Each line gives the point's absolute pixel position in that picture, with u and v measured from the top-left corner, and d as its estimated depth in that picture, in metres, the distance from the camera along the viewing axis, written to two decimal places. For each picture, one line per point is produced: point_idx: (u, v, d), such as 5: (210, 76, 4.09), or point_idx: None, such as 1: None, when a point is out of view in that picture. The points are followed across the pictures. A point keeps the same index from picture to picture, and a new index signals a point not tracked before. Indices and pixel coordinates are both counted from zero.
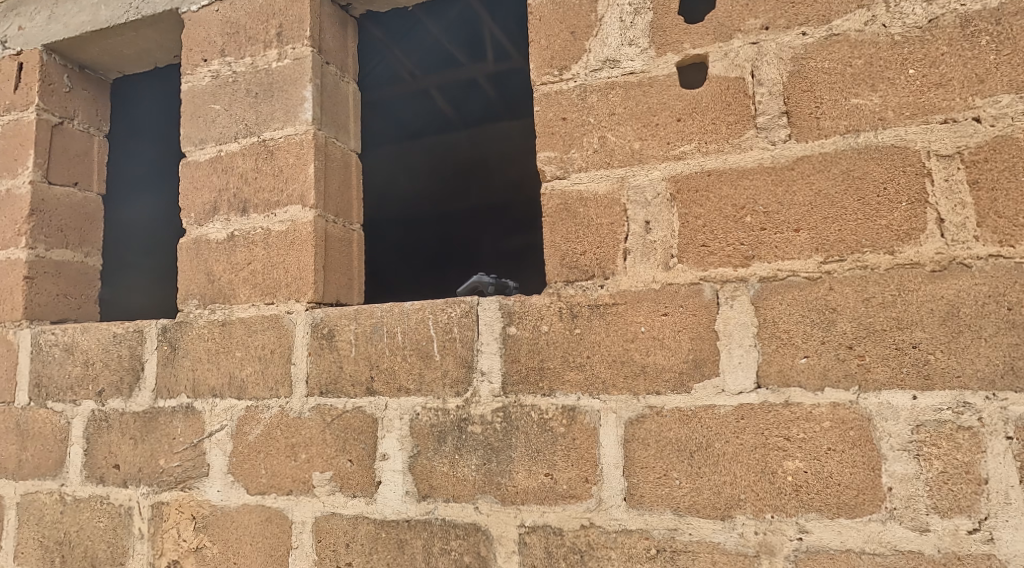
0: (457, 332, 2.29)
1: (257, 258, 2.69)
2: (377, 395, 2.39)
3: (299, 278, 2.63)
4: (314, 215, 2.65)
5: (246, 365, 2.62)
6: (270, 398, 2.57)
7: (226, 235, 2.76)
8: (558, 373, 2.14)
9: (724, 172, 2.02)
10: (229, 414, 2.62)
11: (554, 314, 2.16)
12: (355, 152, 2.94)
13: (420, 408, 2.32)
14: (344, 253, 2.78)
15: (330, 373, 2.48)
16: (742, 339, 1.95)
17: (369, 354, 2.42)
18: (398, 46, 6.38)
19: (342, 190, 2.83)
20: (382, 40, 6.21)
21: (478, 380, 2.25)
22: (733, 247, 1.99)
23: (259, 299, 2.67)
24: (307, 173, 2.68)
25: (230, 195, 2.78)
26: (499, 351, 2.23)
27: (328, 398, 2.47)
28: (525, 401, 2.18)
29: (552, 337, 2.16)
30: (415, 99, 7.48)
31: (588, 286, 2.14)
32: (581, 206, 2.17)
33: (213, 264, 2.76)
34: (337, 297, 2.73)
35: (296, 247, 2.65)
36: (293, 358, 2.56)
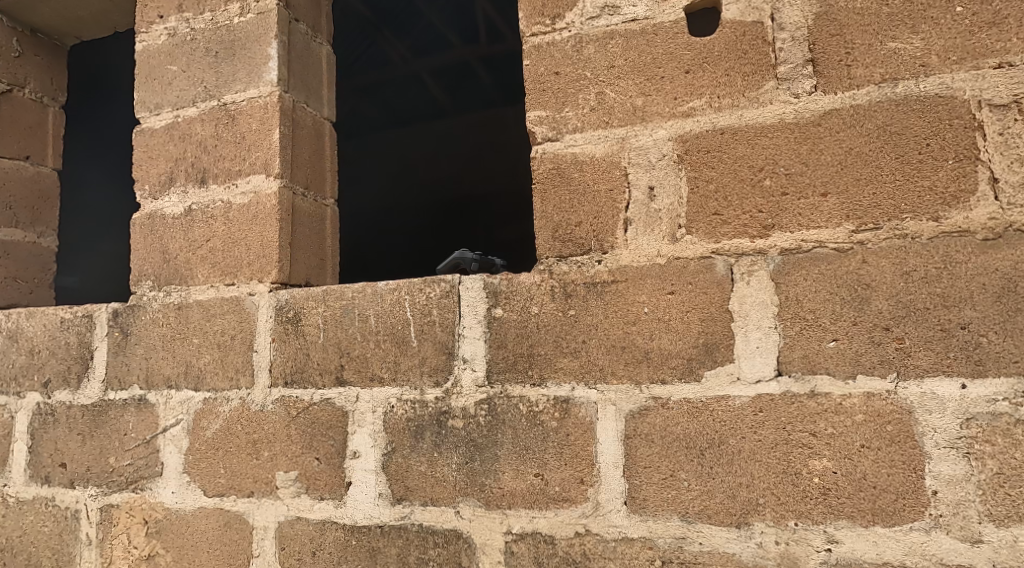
0: (436, 314, 2.03)
1: (217, 235, 2.44)
2: (348, 385, 2.15)
3: (262, 256, 2.37)
4: (280, 186, 2.39)
5: (204, 354, 2.38)
6: (230, 389, 2.32)
7: (183, 210, 2.51)
8: (548, 360, 1.89)
9: (740, 130, 1.77)
10: (185, 407, 2.37)
11: (545, 292, 1.91)
12: (328, 120, 2.69)
13: (395, 401, 2.07)
14: (314, 230, 2.54)
15: (297, 361, 2.24)
16: (760, 321, 1.70)
17: (340, 340, 2.18)
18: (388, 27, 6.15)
19: (313, 162, 2.58)
20: (371, 21, 5.99)
21: (460, 368, 2.00)
22: (751, 215, 1.74)
23: (218, 280, 2.41)
24: (272, 140, 2.42)
25: (188, 165, 2.53)
26: (482, 335, 1.98)
27: (294, 389, 2.22)
28: (512, 392, 1.93)
29: (542, 319, 1.91)
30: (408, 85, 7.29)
31: (583, 262, 1.89)
32: (576, 170, 1.91)
33: (169, 241, 2.51)
34: (306, 279, 2.48)
35: (259, 222, 2.39)
36: (255, 344, 2.31)
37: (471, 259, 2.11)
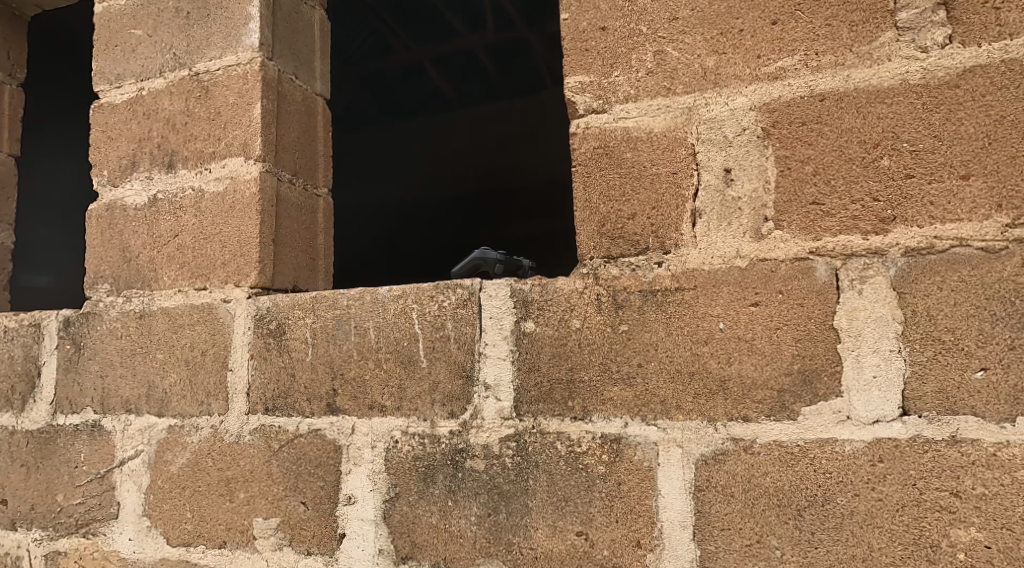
0: (452, 328, 1.65)
1: (186, 229, 2.05)
2: (341, 414, 1.76)
3: (239, 254, 1.97)
4: (262, 170, 1.99)
5: (170, 372, 1.99)
6: (200, 415, 1.93)
7: (147, 199, 2.12)
8: (594, 388, 1.50)
9: (847, 95, 1.37)
10: (146, 437, 1.98)
11: (589, 302, 1.52)
12: (321, 96, 2.30)
13: (400, 435, 1.69)
14: (305, 226, 2.16)
15: (280, 384, 1.85)
16: (877, 343, 1.31)
17: (332, 359, 1.79)
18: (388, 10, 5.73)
19: (303, 144, 2.19)
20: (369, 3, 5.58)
21: (481, 396, 1.61)
22: (862, 203, 1.34)
23: (187, 283, 2.02)
24: (253, 115, 2.02)
25: (153, 147, 2.14)
26: (510, 355, 1.59)
27: (276, 417, 1.84)
28: (547, 428, 1.54)
29: (586, 337, 1.51)
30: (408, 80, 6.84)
31: (638, 265, 1.49)
32: (628, 149, 1.52)
33: (130, 238, 2.12)
34: (294, 282, 2.08)
35: (236, 214, 1.99)
36: (229, 362, 1.92)
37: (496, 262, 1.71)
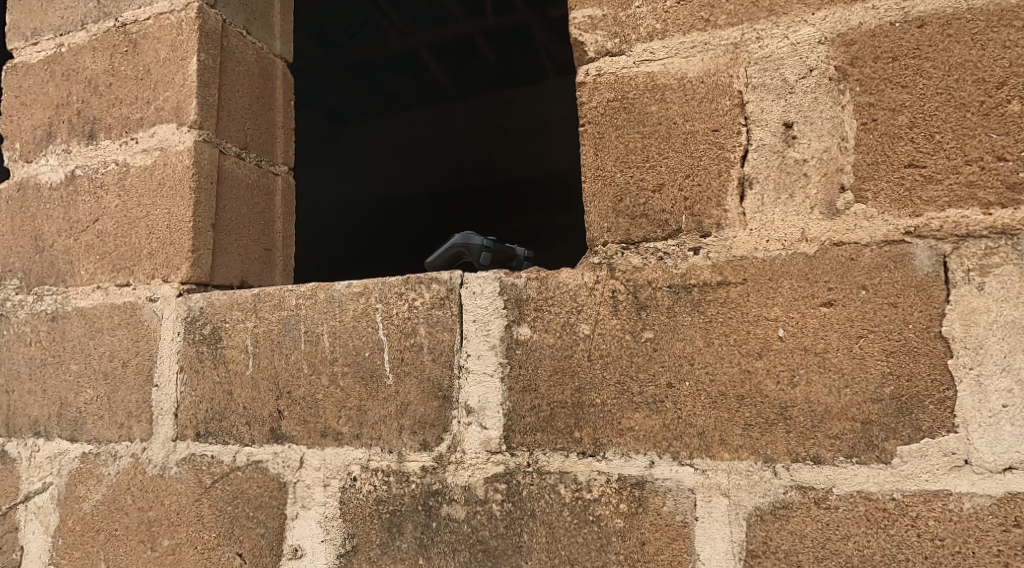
0: (425, 335, 1.29)
1: (108, 213, 1.69)
2: (286, 443, 1.40)
3: (167, 243, 1.61)
4: (197, 139, 1.64)
5: (85, 388, 1.63)
6: (119, 442, 1.58)
7: (63, 177, 1.76)
8: (607, 415, 1.14)
9: (958, 19, 1.01)
10: (57, 466, 1.63)
11: (602, 301, 1.16)
12: (282, 59, 1.91)
13: (358, 471, 1.33)
14: (257, 210, 1.78)
15: (213, 403, 1.49)
16: (1007, 360, 0.96)
17: (277, 373, 1.42)
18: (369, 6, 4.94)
19: (256, 112, 1.81)
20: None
21: (461, 423, 1.25)
22: (981, 165, 0.99)
23: (107, 278, 1.66)
24: (188, 73, 1.67)
25: (73, 113, 1.78)
26: (498, 371, 1.23)
27: (208, 446, 1.48)
28: (546, 467, 1.17)
29: (599, 347, 1.16)
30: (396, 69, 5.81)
31: (667, 252, 1.13)
32: (651, 100, 1.16)
33: (43, 224, 1.76)
34: (240, 278, 1.72)
35: (165, 193, 1.64)
36: (155, 376, 1.56)
37: (480, 252, 1.32)
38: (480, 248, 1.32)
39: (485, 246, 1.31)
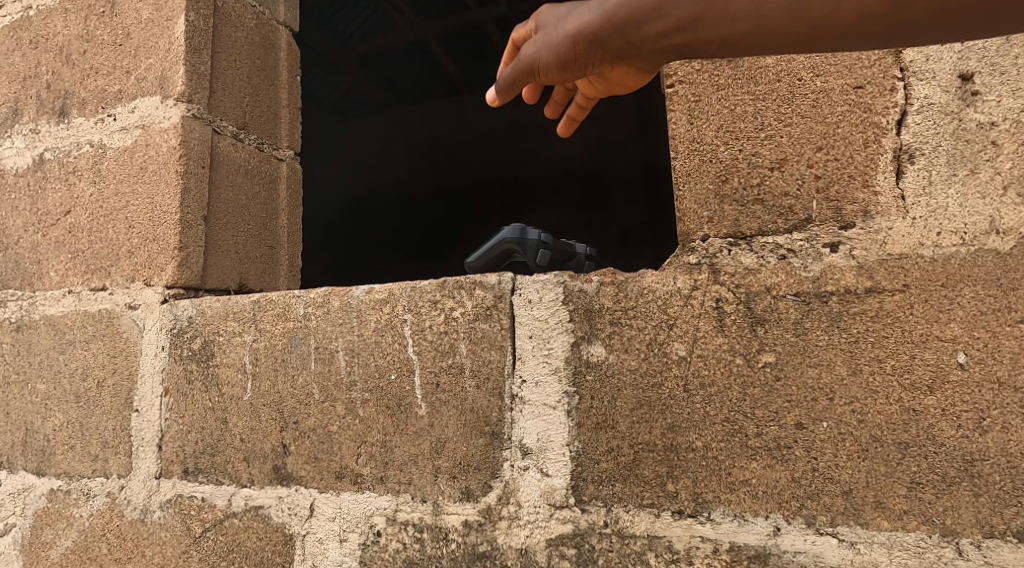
0: (466, 355, 1.01)
1: (80, 204, 1.43)
2: (292, 486, 1.13)
3: (150, 239, 1.35)
4: (184, 115, 1.37)
5: (53, 413, 1.36)
6: (92, 478, 1.32)
7: (29, 161, 1.49)
8: (712, 464, 0.87)
9: None
10: (22, 505, 1.38)
11: (703, 313, 0.89)
12: (286, 26, 1.63)
13: (382, 524, 1.06)
14: (258, 200, 1.51)
15: (203, 435, 1.22)
16: None
17: (280, 399, 1.15)
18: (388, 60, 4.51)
19: (257, 86, 1.53)
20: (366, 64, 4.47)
21: (516, 469, 0.98)
22: None
23: (79, 281, 1.40)
24: (175, 35, 1.40)
25: (40, 86, 1.51)
26: (564, 404, 0.96)
27: (197, 485, 1.22)
28: (631, 530, 0.91)
29: (699, 373, 0.89)
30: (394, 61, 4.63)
31: (793, 249, 0.86)
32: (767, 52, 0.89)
33: (8, 218, 1.49)
34: (237, 281, 1.45)
35: (147, 180, 1.37)
36: (135, 400, 1.30)
37: (535, 249, 1.04)
38: (534, 245, 1.04)
39: (541, 242, 1.04)
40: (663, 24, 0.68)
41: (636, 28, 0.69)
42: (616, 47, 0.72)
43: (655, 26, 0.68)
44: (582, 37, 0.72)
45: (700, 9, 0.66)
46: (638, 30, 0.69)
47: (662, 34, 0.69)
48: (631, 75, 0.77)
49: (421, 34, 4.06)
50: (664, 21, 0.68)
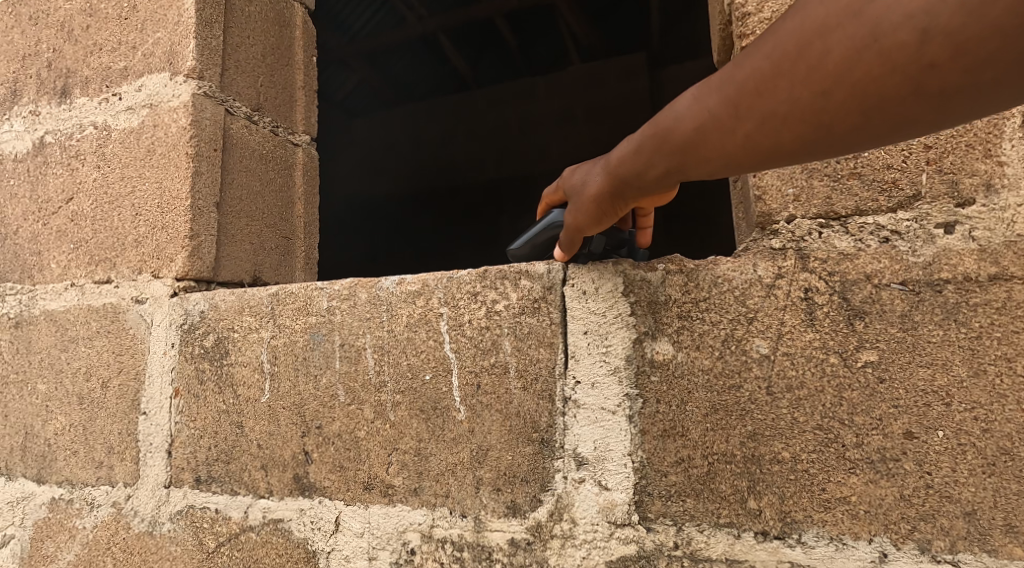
0: (511, 353, 0.90)
1: (83, 190, 1.32)
2: (316, 498, 1.02)
3: (158, 227, 1.24)
4: (195, 93, 1.26)
5: (54, 415, 1.26)
6: (97, 486, 1.21)
7: (29, 146, 1.38)
8: (802, 478, 0.77)
9: None
10: (21, 514, 1.27)
11: (789, 305, 0.78)
12: (301, 2, 1.50)
13: (417, 541, 0.95)
14: (277, 186, 1.40)
15: (216, 440, 1.11)
16: None
17: (301, 402, 1.04)
18: (391, 57, 4.28)
19: (272, 65, 1.42)
20: (369, 62, 4.24)
21: (569, 482, 0.87)
22: None
23: (82, 273, 1.29)
24: (184, 7, 1.29)
25: (40, 64, 1.41)
26: (624, 408, 0.85)
27: (210, 495, 1.11)
28: (707, 554, 0.80)
29: (786, 374, 0.78)
30: (397, 61, 4.38)
31: (898, 230, 0.76)
32: None
33: (6, 206, 1.39)
34: (251, 273, 1.34)
35: (155, 164, 1.26)
36: (142, 403, 1.19)
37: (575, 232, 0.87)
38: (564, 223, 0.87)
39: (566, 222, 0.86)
40: (645, 173, 0.73)
41: (633, 179, 0.74)
42: (628, 192, 0.77)
43: (642, 173, 0.73)
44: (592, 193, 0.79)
45: (671, 156, 0.70)
46: (632, 184, 0.75)
47: (653, 178, 0.73)
48: (657, 199, 0.79)
49: (430, 29, 3.77)
50: (645, 168, 0.73)
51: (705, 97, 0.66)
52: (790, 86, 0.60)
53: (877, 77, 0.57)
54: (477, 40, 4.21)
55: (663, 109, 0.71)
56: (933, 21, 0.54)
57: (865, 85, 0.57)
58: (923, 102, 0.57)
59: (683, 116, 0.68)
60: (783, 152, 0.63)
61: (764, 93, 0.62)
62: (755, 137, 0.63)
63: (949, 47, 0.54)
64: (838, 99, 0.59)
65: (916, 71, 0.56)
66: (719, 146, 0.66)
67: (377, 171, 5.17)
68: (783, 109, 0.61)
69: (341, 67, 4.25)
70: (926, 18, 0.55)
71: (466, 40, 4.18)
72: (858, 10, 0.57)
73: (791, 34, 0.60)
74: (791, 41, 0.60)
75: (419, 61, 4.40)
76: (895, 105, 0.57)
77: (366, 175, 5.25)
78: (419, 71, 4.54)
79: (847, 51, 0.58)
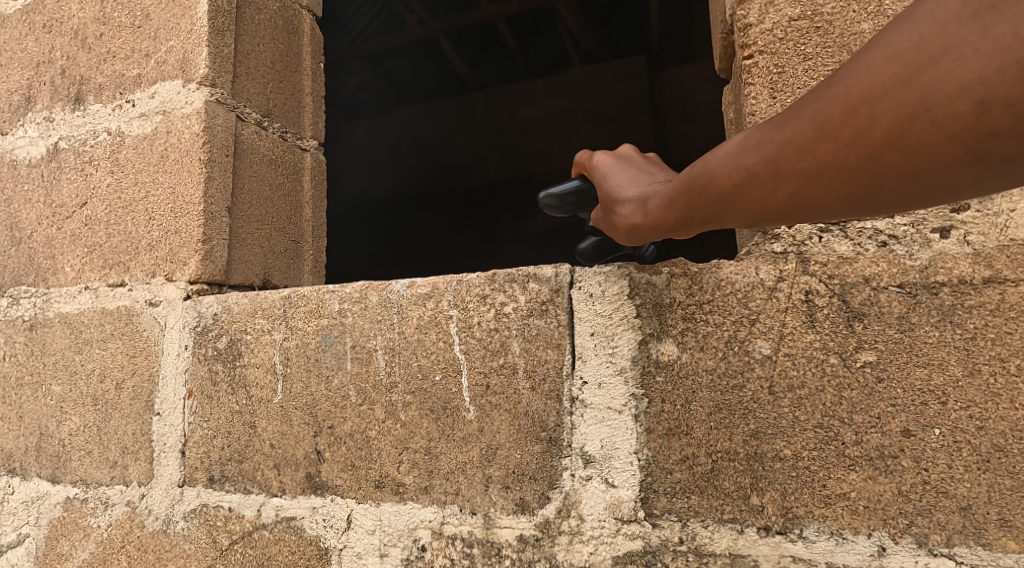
0: (520, 353, 0.92)
1: (97, 196, 1.34)
2: (328, 496, 1.05)
3: (171, 232, 1.27)
4: (207, 100, 1.29)
5: (69, 416, 1.28)
6: (111, 484, 1.24)
7: (42, 151, 1.41)
8: (803, 475, 0.79)
9: None
10: (35, 514, 1.30)
11: (790, 308, 0.80)
12: (309, 10, 1.53)
13: (428, 537, 0.97)
14: (287, 191, 1.43)
15: (229, 439, 1.14)
16: None
17: (314, 402, 1.06)
18: (393, 58, 4.28)
19: (281, 72, 1.45)
20: (370, 62, 4.25)
21: (577, 480, 0.89)
22: None
23: (96, 277, 1.32)
24: (196, 16, 1.31)
25: (54, 72, 1.43)
26: (630, 408, 0.87)
27: (224, 494, 1.13)
28: (711, 548, 0.82)
29: (787, 374, 0.80)
30: (399, 62, 4.39)
31: (895, 235, 0.79)
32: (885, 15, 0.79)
33: (20, 211, 1.41)
34: (261, 276, 1.36)
35: (168, 169, 1.29)
36: (156, 403, 1.21)
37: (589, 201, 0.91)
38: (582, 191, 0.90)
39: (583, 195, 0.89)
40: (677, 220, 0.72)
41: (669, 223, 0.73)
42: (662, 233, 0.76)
43: (675, 220, 0.72)
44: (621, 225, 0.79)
45: (707, 206, 0.69)
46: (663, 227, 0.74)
47: (689, 223, 0.71)
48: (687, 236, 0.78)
49: (433, 31, 3.78)
50: (678, 215, 0.72)
51: (743, 153, 0.65)
52: (833, 148, 0.59)
53: (929, 143, 0.56)
54: (479, 42, 4.22)
55: (698, 158, 0.69)
56: (990, 94, 0.53)
57: (916, 151, 0.56)
58: (977, 170, 0.56)
59: (721, 168, 0.66)
60: (829, 207, 0.62)
61: (805, 155, 0.61)
62: (798, 196, 0.62)
63: (1006, 119, 0.53)
64: (888, 162, 0.57)
65: (971, 140, 0.54)
66: (758, 200, 0.65)
67: (378, 174, 5.17)
68: (828, 170, 0.60)
69: (344, 70, 4.28)
70: (981, 89, 0.53)
71: (467, 41, 4.19)
72: (910, 78, 0.56)
73: (838, 97, 0.59)
74: (839, 104, 0.59)
75: (420, 63, 4.41)
76: (942, 173, 0.56)
77: (365, 176, 5.22)
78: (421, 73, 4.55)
79: (898, 118, 0.56)
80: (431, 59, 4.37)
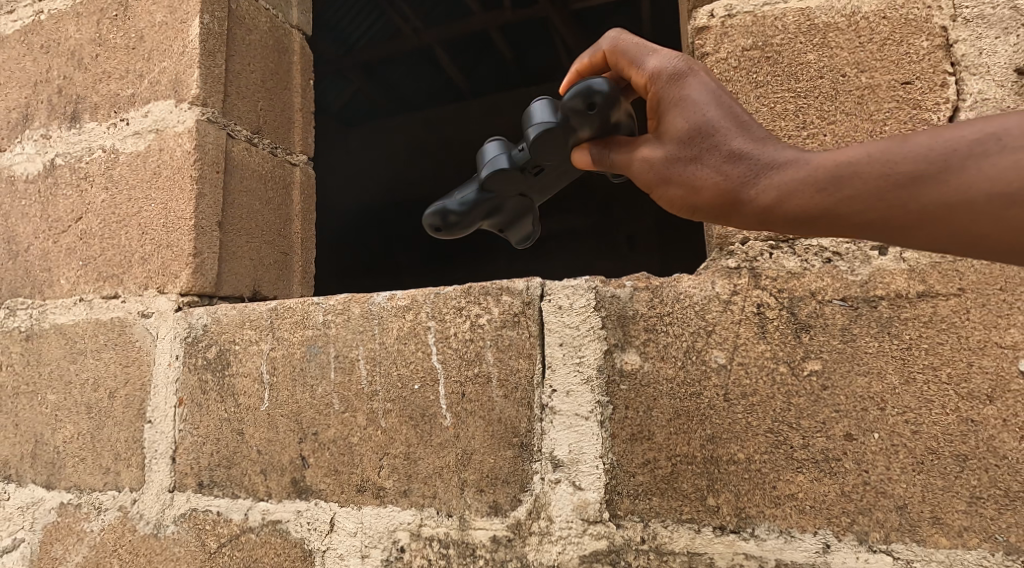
0: (493, 363, 0.97)
1: (93, 211, 1.39)
2: (311, 499, 1.09)
3: (163, 247, 1.32)
4: (199, 119, 1.34)
5: (64, 424, 1.33)
6: (104, 489, 1.28)
7: (40, 168, 1.46)
8: (755, 477, 0.84)
9: None
10: (30, 519, 1.34)
11: (743, 319, 0.86)
12: (298, 30, 1.59)
13: (406, 537, 1.02)
14: (276, 206, 1.48)
15: (218, 445, 1.18)
16: None
17: (299, 409, 1.11)
18: (386, 68, 4.34)
19: (271, 91, 1.50)
20: (363, 73, 4.30)
21: (547, 482, 0.94)
22: None
23: (91, 289, 1.37)
24: (189, 38, 1.37)
25: (51, 91, 1.48)
26: (596, 414, 0.92)
27: (212, 498, 1.18)
28: (670, 546, 0.87)
29: (740, 382, 0.85)
30: (391, 73, 4.45)
31: (839, 252, 0.84)
32: (828, 45, 0.86)
33: (16, 225, 1.46)
34: (251, 288, 1.41)
35: (161, 185, 1.34)
36: (148, 410, 1.26)
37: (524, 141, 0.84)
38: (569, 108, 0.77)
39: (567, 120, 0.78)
40: (812, 205, 0.63)
41: (831, 208, 0.62)
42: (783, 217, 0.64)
43: (812, 206, 0.63)
44: (710, 182, 0.66)
45: (904, 202, 0.60)
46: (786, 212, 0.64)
47: (860, 212, 0.62)
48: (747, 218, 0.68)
49: (426, 41, 3.85)
50: (831, 202, 0.62)
51: (989, 156, 0.58)
52: None
53: None
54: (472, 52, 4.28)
55: (910, 147, 0.61)
56: None
57: None
58: None
59: (951, 169, 0.59)
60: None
61: None
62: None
63: None
64: None
65: None
66: (977, 217, 0.59)
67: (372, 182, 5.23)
68: None
69: (338, 79, 4.34)
70: None
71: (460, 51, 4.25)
72: None
73: None
74: None
75: (413, 73, 4.47)
76: None
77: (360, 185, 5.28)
78: (414, 84, 4.61)
79: None
80: (424, 70, 4.43)
